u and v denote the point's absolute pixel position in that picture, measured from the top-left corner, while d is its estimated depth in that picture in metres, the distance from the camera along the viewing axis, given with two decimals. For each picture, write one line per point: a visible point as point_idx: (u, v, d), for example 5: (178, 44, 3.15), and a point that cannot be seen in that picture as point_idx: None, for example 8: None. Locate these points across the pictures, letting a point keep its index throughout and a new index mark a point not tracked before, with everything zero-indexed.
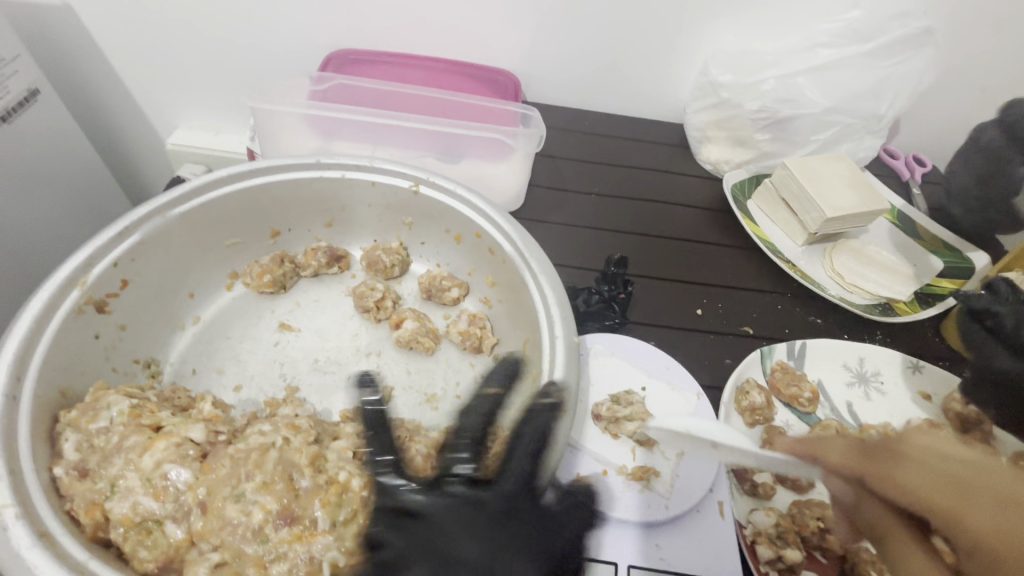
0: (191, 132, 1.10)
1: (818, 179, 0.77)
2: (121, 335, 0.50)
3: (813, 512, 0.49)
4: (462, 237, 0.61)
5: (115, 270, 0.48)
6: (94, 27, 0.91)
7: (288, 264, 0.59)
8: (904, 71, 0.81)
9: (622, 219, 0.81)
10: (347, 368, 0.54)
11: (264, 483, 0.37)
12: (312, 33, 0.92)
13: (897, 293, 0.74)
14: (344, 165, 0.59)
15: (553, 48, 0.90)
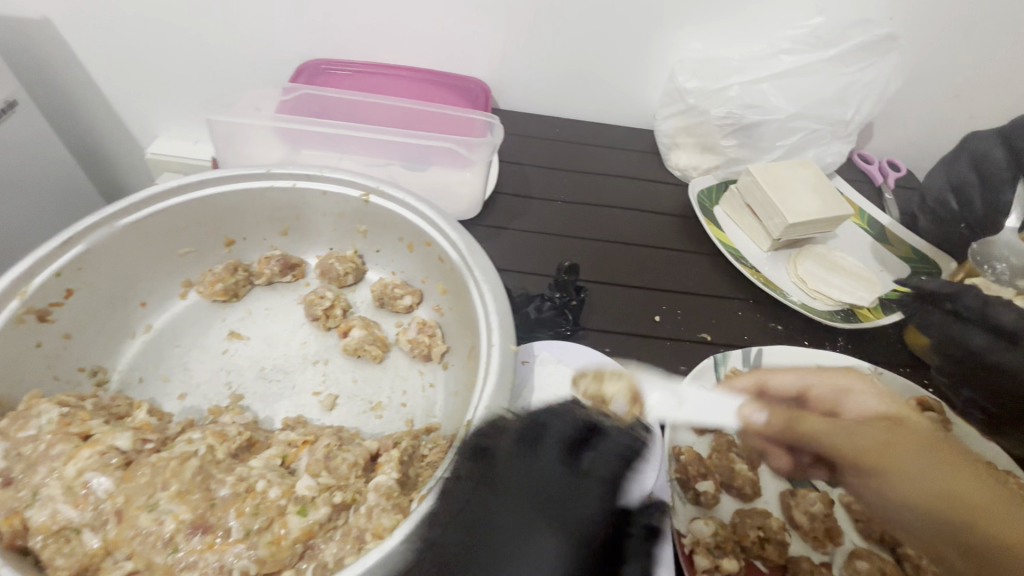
0: (171, 141, 1.12)
1: (782, 185, 0.77)
2: (67, 344, 0.51)
3: (754, 522, 0.49)
4: (414, 245, 0.62)
5: (58, 280, 0.49)
6: (72, 39, 0.93)
7: (240, 273, 0.60)
8: (870, 76, 0.81)
9: (584, 225, 0.81)
10: (293, 377, 0.55)
11: (181, 492, 0.37)
12: (284, 42, 0.93)
13: (858, 299, 0.73)
14: (295, 175, 0.59)
15: (521, 55, 0.91)
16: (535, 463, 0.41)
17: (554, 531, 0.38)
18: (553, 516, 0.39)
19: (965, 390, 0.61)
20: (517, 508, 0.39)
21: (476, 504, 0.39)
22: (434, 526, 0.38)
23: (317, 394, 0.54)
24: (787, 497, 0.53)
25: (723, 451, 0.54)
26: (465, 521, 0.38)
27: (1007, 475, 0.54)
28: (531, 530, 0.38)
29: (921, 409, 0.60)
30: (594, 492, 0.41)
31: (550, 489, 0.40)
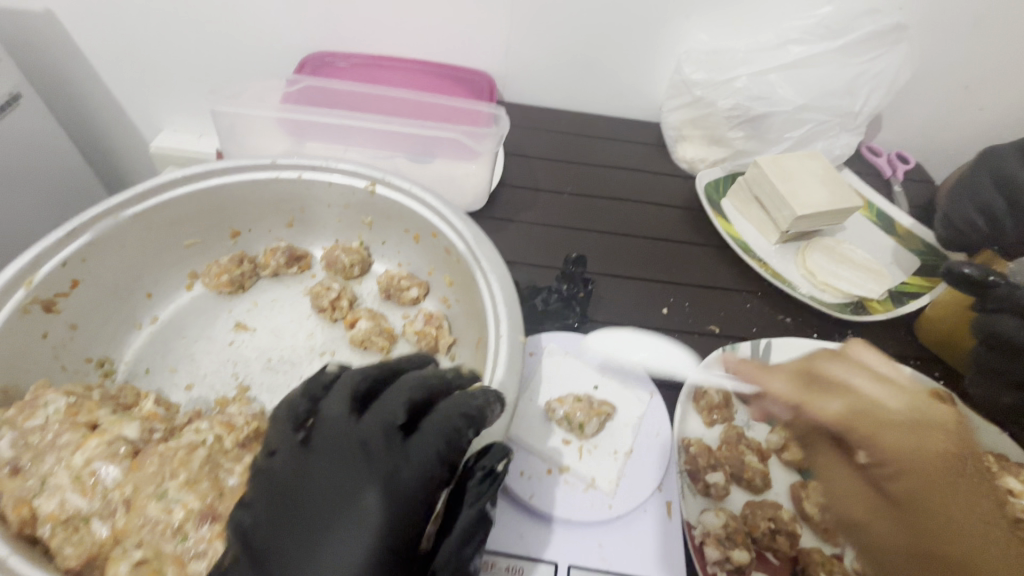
0: (175, 135, 1.12)
1: (790, 177, 0.76)
2: (73, 335, 0.51)
3: (764, 513, 0.49)
4: (420, 237, 0.61)
5: (64, 270, 0.49)
6: (74, 32, 0.92)
7: (246, 264, 0.60)
8: (879, 67, 0.80)
9: (591, 218, 0.80)
10: (300, 368, 0.55)
11: (188, 482, 0.37)
12: (288, 35, 0.92)
13: (868, 292, 0.72)
14: (301, 165, 0.59)
15: (526, 47, 0.90)
16: (403, 411, 0.39)
17: (371, 480, 0.36)
18: (369, 469, 0.36)
19: (1003, 394, 0.58)
20: (346, 462, 0.37)
21: (339, 439, 0.38)
22: (291, 451, 0.38)
23: None
24: (798, 489, 0.52)
25: (733, 442, 0.54)
26: (308, 461, 0.37)
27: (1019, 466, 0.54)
28: (349, 484, 0.36)
29: (933, 402, 0.60)
30: (421, 458, 0.38)
31: (412, 461, 0.37)
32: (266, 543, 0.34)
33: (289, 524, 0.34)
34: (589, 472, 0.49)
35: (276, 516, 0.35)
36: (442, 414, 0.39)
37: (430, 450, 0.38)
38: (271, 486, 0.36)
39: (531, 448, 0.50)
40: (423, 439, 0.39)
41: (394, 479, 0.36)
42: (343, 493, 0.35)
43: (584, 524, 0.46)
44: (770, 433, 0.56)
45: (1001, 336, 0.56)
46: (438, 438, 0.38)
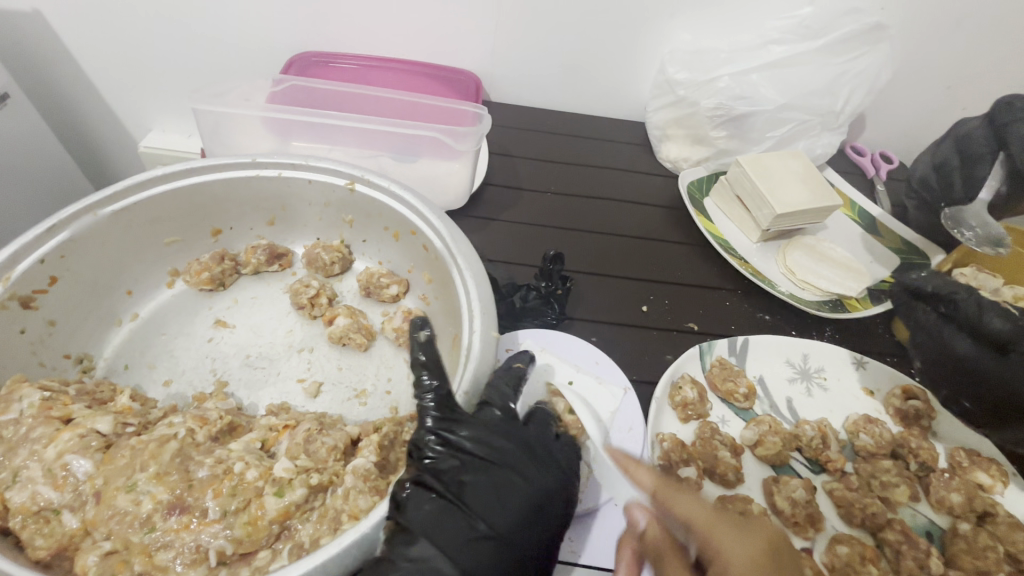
0: (164, 134, 1.12)
1: (770, 176, 0.77)
2: (51, 331, 0.51)
3: (736, 507, 0.50)
4: (400, 235, 0.62)
5: (42, 267, 0.49)
6: (62, 32, 0.93)
7: (227, 262, 0.60)
8: (859, 66, 0.81)
9: (573, 217, 0.81)
10: (278, 364, 0.55)
11: (159, 474, 0.38)
12: (275, 35, 0.93)
13: (846, 290, 0.73)
14: (281, 164, 0.59)
15: (512, 47, 0.91)
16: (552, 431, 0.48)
17: (551, 474, 0.44)
18: (550, 467, 0.44)
19: (941, 387, 0.59)
20: (535, 457, 0.44)
21: (522, 432, 0.45)
22: (479, 429, 0.43)
23: (301, 381, 0.54)
24: (770, 484, 0.53)
25: (707, 438, 0.55)
26: (499, 443, 0.43)
27: (987, 462, 0.55)
28: (537, 473, 0.43)
29: (906, 398, 0.61)
30: (575, 468, 0.47)
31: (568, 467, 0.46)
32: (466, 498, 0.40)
33: (487, 493, 0.40)
34: None
35: (473, 479, 0.41)
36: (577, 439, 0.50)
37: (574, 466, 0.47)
38: (468, 448, 0.42)
39: None
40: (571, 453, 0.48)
41: (567, 479, 0.45)
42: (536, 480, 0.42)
43: None
44: (745, 428, 0.57)
45: (952, 349, 0.55)
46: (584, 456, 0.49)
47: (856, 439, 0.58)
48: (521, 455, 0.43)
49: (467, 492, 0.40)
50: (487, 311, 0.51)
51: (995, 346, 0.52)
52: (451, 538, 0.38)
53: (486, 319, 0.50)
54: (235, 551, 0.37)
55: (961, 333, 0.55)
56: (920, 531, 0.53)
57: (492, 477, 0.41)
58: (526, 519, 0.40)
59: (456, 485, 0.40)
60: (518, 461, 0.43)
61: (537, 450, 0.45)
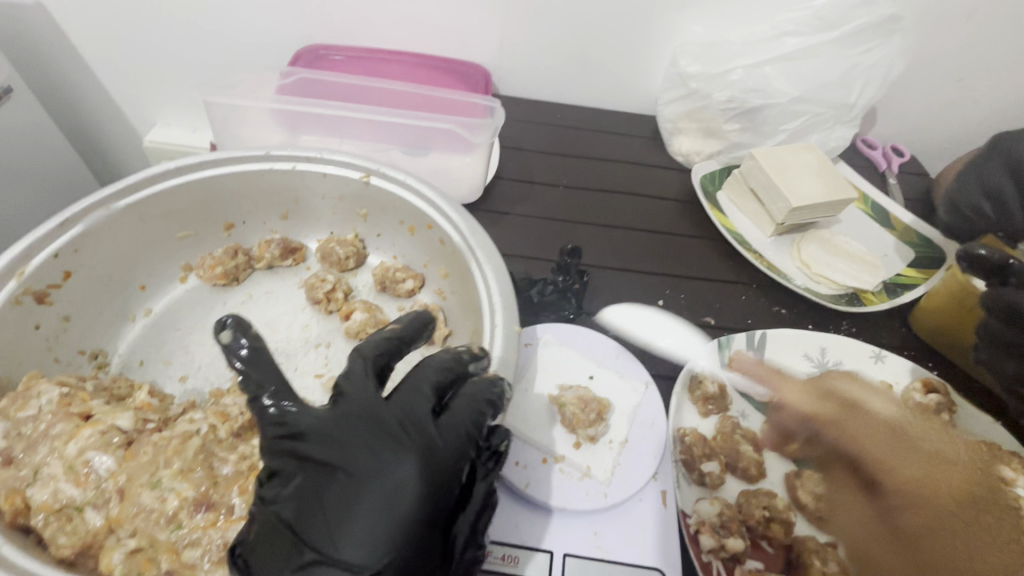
0: (168, 129, 1.11)
1: (785, 169, 0.76)
2: (66, 327, 0.51)
3: (759, 501, 0.49)
4: (416, 228, 0.61)
5: (57, 261, 0.48)
6: (65, 24, 0.91)
7: (241, 257, 0.59)
8: (873, 59, 0.80)
9: (586, 211, 0.80)
10: (295, 359, 0.55)
11: (183, 470, 0.37)
12: (281, 28, 0.92)
13: (862, 283, 0.73)
14: (295, 157, 0.58)
15: (522, 40, 0.90)
16: (429, 395, 0.40)
17: (408, 456, 0.36)
18: (406, 451, 0.36)
19: (1010, 362, 0.56)
20: (383, 439, 0.37)
21: (371, 411, 0.38)
22: (314, 424, 0.37)
23: (319, 376, 0.54)
24: (791, 479, 0.53)
25: (728, 432, 0.54)
26: (342, 436, 0.37)
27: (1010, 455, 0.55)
28: (386, 461, 0.35)
29: (926, 392, 0.60)
30: (456, 442, 0.39)
31: (440, 440, 0.38)
32: (299, 517, 0.34)
33: (325, 504, 0.34)
34: (584, 462, 0.49)
35: (310, 489, 0.35)
36: (471, 397, 0.41)
37: (456, 433, 0.39)
38: (294, 456, 0.36)
39: (527, 439, 0.50)
40: (455, 417, 0.40)
41: (430, 458, 0.37)
42: (382, 472, 0.35)
43: (579, 512, 0.46)
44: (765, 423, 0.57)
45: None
46: (466, 416, 0.40)
47: None
48: (366, 442, 0.36)
49: (297, 509, 0.34)
50: (509, 307, 0.50)
51: None
52: (280, 566, 0.33)
53: (509, 316, 0.49)
54: None
55: None
56: None
57: (328, 481, 0.35)
58: (365, 522, 0.33)
59: (291, 497, 0.35)
60: (364, 454, 0.36)
61: (393, 430, 0.37)
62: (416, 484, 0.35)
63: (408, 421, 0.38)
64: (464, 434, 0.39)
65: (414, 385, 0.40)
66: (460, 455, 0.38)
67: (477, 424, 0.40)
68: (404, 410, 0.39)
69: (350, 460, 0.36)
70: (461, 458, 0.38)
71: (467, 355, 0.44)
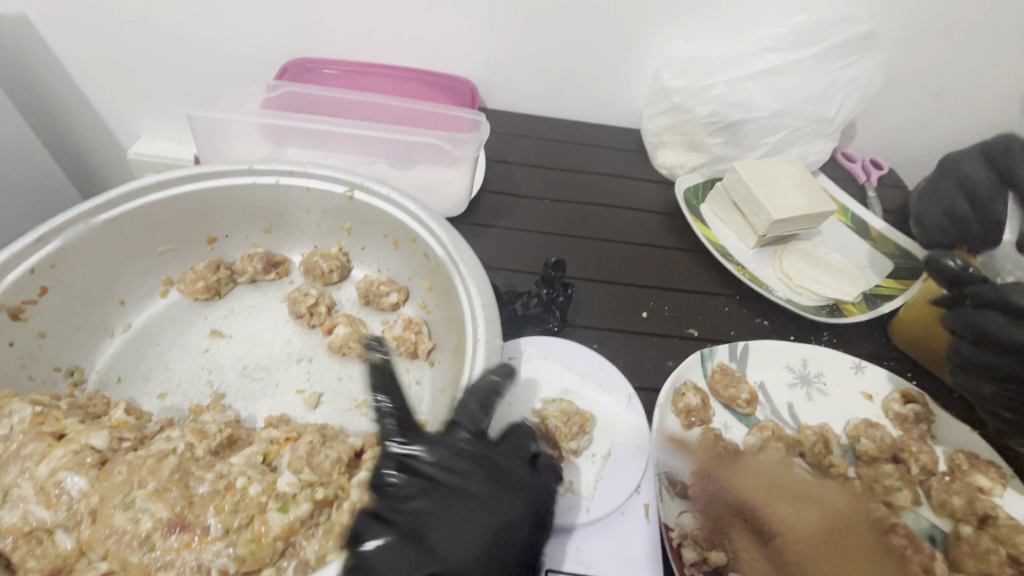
0: (154, 141, 1.10)
1: (765, 182, 0.78)
2: (41, 343, 0.50)
3: (740, 514, 0.50)
4: (400, 242, 0.61)
5: (32, 277, 0.48)
6: (50, 37, 0.91)
7: (223, 271, 0.59)
8: (852, 74, 0.82)
9: (572, 223, 0.81)
10: (276, 375, 0.54)
11: (157, 491, 0.37)
12: (268, 41, 0.92)
13: (842, 294, 0.74)
14: (278, 171, 0.58)
15: (508, 54, 0.91)
16: (531, 441, 0.45)
17: (519, 497, 0.41)
18: (514, 491, 0.41)
19: (987, 383, 0.57)
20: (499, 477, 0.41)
21: (487, 448, 0.43)
22: (442, 450, 0.41)
23: (301, 393, 0.53)
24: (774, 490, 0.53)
25: (711, 445, 0.54)
26: (463, 469, 0.41)
27: (986, 464, 0.56)
28: (502, 498, 0.40)
29: (906, 402, 0.61)
30: (550, 488, 0.43)
31: (539, 484, 0.43)
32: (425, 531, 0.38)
33: (450, 526, 0.38)
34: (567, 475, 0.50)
35: (434, 507, 0.39)
36: (564, 449, 0.46)
37: (549, 480, 0.44)
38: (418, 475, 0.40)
39: None
40: (548, 468, 0.45)
41: (535, 501, 0.41)
42: (501, 509, 0.40)
43: (562, 527, 0.46)
44: (749, 434, 0.58)
45: (987, 329, 0.55)
46: (557, 468, 0.45)
47: (857, 444, 0.58)
48: (487, 476, 0.41)
49: (422, 523, 0.38)
50: (494, 320, 0.50)
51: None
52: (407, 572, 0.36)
53: (493, 329, 0.49)
54: (239, 569, 0.36)
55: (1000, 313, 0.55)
56: (923, 535, 0.53)
57: (449, 504, 0.39)
58: (492, 557, 0.38)
59: (416, 512, 0.39)
60: (483, 482, 0.40)
61: (506, 467, 0.42)
62: (523, 523, 0.40)
63: (518, 464, 0.43)
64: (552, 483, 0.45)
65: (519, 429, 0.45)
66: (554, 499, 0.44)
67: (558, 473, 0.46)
68: (513, 452, 0.44)
69: (471, 490, 0.40)
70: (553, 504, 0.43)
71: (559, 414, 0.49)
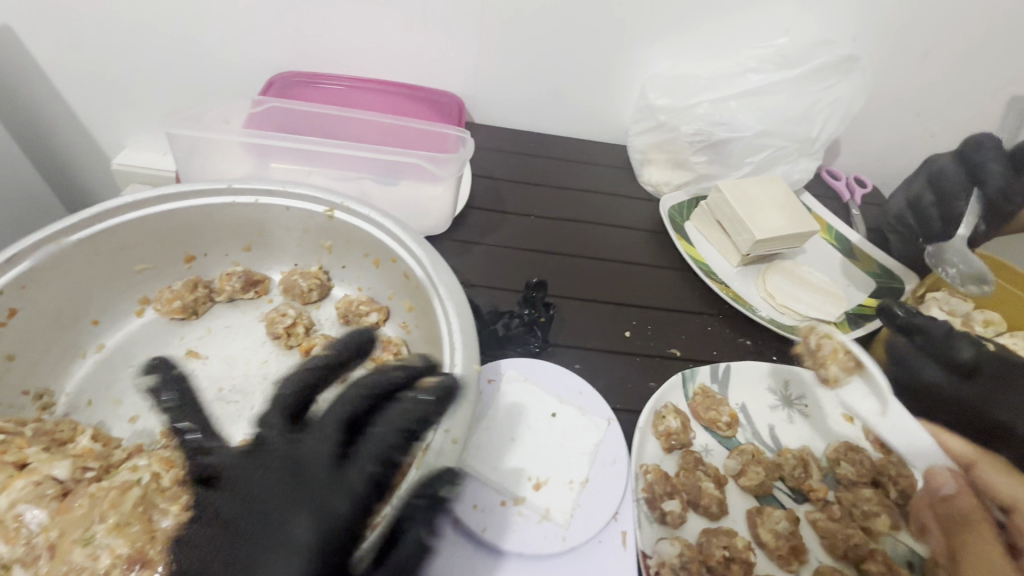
0: (140, 152, 1.09)
1: (748, 201, 0.78)
2: (10, 366, 0.49)
3: (719, 541, 0.49)
4: (380, 261, 0.61)
5: (0, 298, 0.47)
6: (35, 48, 0.91)
7: (200, 290, 0.59)
8: (834, 95, 0.83)
9: (556, 241, 0.81)
10: (252, 398, 0.53)
11: (120, 523, 0.36)
12: (254, 54, 0.92)
13: (825, 315, 0.74)
14: (258, 190, 0.58)
15: (495, 70, 0.92)
16: (334, 435, 0.39)
17: (301, 518, 0.35)
18: (296, 504, 0.36)
19: None
20: (296, 493, 0.36)
21: (286, 460, 0.38)
22: (242, 472, 0.38)
23: None
24: (754, 515, 0.53)
25: (692, 469, 0.54)
26: (247, 491, 0.37)
27: None
28: (282, 520, 0.35)
29: None
30: (347, 491, 0.37)
31: (344, 490, 0.37)
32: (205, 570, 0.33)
33: (233, 562, 0.34)
34: (544, 503, 0.48)
35: (222, 542, 0.35)
36: (387, 430, 0.40)
37: (380, 445, 0.39)
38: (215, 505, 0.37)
39: (486, 479, 0.48)
40: (360, 463, 0.38)
41: (325, 514, 0.36)
42: (288, 532, 0.35)
43: (536, 556, 0.45)
44: (728, 457, 0.58)
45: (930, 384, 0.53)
46: (392, 428, 0.39)
47: (836, 467, 0.59)
48: (285, 494, 0.36)
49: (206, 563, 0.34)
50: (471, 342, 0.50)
51: (966, 373, 0.52)
52: None
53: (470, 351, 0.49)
54: None
55: (950, 371, 0.53)
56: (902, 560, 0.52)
57: (239, 535, 0.35)
58: (275, 521, 0.35)
59: (203, 548, 0.35)
60: (260, 508, 0.36)
61: (300, 482, 0.37)
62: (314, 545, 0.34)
63: (302, 472, 0.37)
64: (388, 446, 0.39)
65: (324, 428, 0.40)
66: (375, 462, 0.38)
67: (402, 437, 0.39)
68: (307, 458, 0.38)
69: (253, 516, 0.35)
70: (371, 462, 0.38)
71: (397, 379, 0.44)
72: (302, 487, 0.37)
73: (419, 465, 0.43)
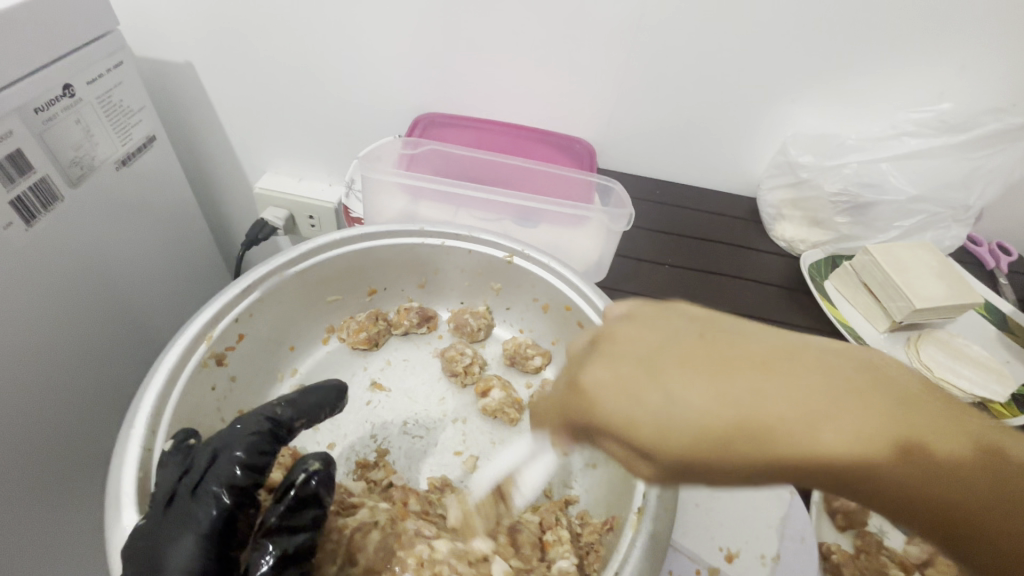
0: (278, 177, 1.16)
1: (904, 268, 0.75)
2: (232, 385, 0.57)
3: None
4: (550, 307, 0.66)
5: (235, 325, 0.56)
6: (209, 86, 1.01)
7: (381, 323, 0.66)
8: (995, 163, 0.81)
9: (694, 292, 0.81)
10: (435, 434, 0.60)
11: (368, 566, 0.48)
12: (402, 97, 0.98)
13: (992, 394, 0.70)
14: (446, 234, 0.64)
15: (629, 120, 0.94)
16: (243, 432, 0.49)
17: (198, 494, 0.44)
18: (202, 484, 0.44)
19: None
20: (201, 475, 0.45)
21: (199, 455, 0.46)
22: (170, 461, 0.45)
23: (458, 455, 0.58)
24: None
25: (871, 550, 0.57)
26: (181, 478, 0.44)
27: None
28: (192, 499, 0.43)
29: None
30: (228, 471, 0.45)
31: (226, 470, 0.46)
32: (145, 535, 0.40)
33: (163, 525, 0.41)
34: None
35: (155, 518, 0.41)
36: (254, 432, 0.49)
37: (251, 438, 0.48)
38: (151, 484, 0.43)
39: (679, 547, 0.53)
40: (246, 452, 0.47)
41: (212, 490, 0.44)
42: (193, 507, 0.43)
43: None
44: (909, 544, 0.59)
45: None
46: (247, 442, 0.48)
47: None
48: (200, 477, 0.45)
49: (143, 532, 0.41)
50: None
51: None
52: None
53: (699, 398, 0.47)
54: None
55: None
56: None
57: (172, 507, 0.42)
58: (186, 496, 0.43)
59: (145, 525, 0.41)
60: (176, 490, 0.43)
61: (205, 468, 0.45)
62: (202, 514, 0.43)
63: (209, 460, 0.46)
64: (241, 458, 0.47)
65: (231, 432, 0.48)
66: (239, 467, 0.46)
67: (261, 437, 0.49)
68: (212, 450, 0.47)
69: (181, 494, 0.43)
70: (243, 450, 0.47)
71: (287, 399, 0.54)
72: (206, 472, 0.45)
73: (635, 527, 0.47)
